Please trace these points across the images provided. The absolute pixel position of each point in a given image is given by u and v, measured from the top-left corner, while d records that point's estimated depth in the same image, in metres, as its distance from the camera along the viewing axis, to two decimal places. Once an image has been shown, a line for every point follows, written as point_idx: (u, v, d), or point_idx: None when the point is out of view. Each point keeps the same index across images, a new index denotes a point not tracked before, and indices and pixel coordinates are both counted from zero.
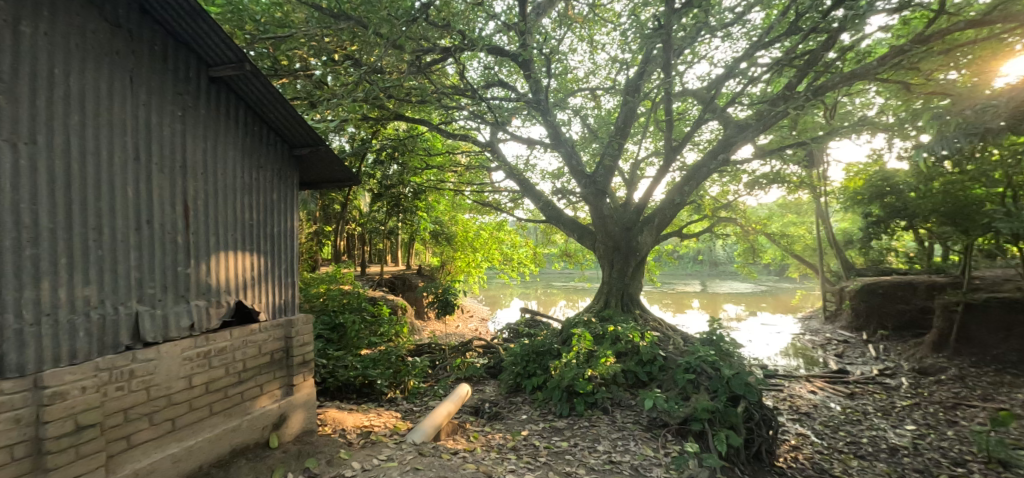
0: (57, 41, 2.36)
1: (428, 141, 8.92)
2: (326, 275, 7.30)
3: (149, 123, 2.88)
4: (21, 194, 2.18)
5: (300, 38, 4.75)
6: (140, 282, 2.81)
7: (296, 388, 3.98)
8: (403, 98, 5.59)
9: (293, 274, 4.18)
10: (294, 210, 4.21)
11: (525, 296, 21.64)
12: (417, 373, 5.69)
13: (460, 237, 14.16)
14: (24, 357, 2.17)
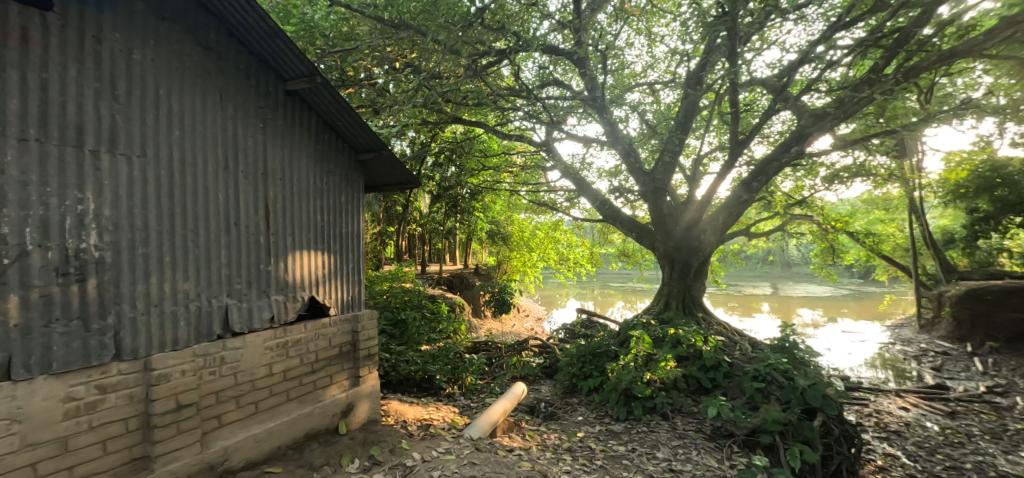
0: (161, 66, 2.72)
1: (485, 143, 9.11)
2: (389, 273, 7.62)
3: (236, 135, 3.20)
4: (133, 200, 2.55)
5: (365, 49, 5.04)
6: (229, 278, 3.13)
7: (362, 380, 4.21)
8: (461, 102, 5.72)
9: (361, 272, 4.43)
10: (362, 211, 4.46)
11: (579, 296, 21.44)
12: (474, 369, 5.79)
13: (516, 236, 14.62)
14: (137, 342, 2.55)
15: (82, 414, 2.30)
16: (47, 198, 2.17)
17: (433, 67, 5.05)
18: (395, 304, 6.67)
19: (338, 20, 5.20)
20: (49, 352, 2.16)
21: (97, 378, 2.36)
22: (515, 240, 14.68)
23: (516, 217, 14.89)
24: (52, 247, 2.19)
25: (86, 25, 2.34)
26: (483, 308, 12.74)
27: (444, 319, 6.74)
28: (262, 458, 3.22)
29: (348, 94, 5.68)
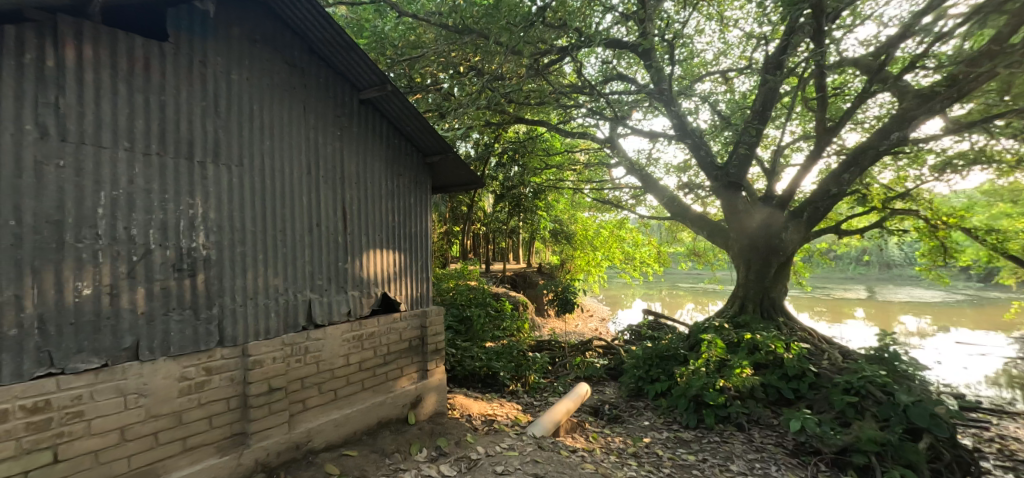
0: (254, 84, 3.04)
1: (547, 142, 9.08)
2: (455, 272, 8.17)
3: (317, 143, 3.47)
4: (232, 205, 2.88)
5: (431, 56, 5.26)
6: (312, 274, 3.40)
7: (430, 373, 4.38)
8: (523, 101, 5.75)
9: (429, 270, 4.61)
10: (430, 211, 4.63)
11: (645, 296, 20.76)
12: (537, 368, 5.90)
13: (579, 236, 14.60)
14: (236, 331, 2.89)
15: (193, 392, 2.65)
16: (165, 204, 2.55)
17: (496, 68, 5.16)
18: (461, 301, 6.88)
19: (407, 30, 5.47)
20: (167, 337, 2.53)
21: (204, 361, 2.71)
22: (578, 238, 14.65)
23: (579, 216, 14.83)
24: (170, 246, 2.56)
25: (193, 52, 2.70)
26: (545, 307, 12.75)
27: (508, 317, 6.88)
28: (341, 441, 3.46)
29: (416, 100, 5.96)
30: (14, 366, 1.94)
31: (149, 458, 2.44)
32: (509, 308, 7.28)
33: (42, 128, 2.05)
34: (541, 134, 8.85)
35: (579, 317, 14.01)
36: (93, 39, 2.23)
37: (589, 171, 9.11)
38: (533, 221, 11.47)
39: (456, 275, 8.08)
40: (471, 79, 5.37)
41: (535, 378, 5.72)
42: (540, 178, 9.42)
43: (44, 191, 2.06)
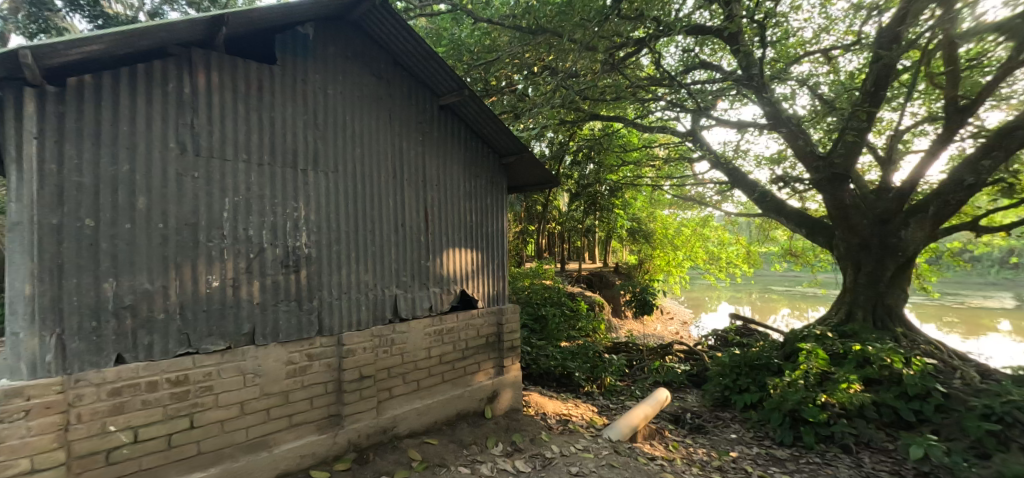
0: (347, 97, 3.32)
1: (624, 137, 8.80)
2: (530, 270, 8.33)
3: (402, 148, 3.69)
4: (329, 208, 3.17)
5: (506, 58, 5.38)
6: (398, 272, 3.62)
7: (506, 370, 4.46)
8: (598, 98, 5.62)
9: (505, 269, 4.69)
10: (506, 211, 4.71)
11: (733, 300, 19.37)
12: (613, 370, 5.77)
13: (658, 234, 13.98)
14: (333, 322, 3.17)
15: (297, 375, 2.97)
16: (275, 208, 2.89)
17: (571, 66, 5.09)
18: (537, 299, 7.23)
19: (482, 34, 5.68)
20: (277, 325, 2.87)
21: (307, 348, 3.02)
22: (658, 237, 13.99)
23: (659, 214, 14.20)
24: (279, 245, 2.90)
25: (296, 73, 3.02)
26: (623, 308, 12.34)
27: (583, 317, 7.05)
28: (423, 429, 3.65)
29: (492, 103, 6.15)
30: (162, 344, 2.40)
31: (262, 431, 2.79)
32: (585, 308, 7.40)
33: (181, 145, 2.50)
34: (621, 130, 8.73)
35: (658, 320, 13.42)
36: (218, 67, 2.64)
37: (669, 166, 8.63)
38: (608, 218, 11.41)
39: (531, 274, 8.25)
40: (545, 79, 5.34)
41: (612, 380, 5.57)
42: (618, 175, 9.29)
43: (183, 197, 2.50)
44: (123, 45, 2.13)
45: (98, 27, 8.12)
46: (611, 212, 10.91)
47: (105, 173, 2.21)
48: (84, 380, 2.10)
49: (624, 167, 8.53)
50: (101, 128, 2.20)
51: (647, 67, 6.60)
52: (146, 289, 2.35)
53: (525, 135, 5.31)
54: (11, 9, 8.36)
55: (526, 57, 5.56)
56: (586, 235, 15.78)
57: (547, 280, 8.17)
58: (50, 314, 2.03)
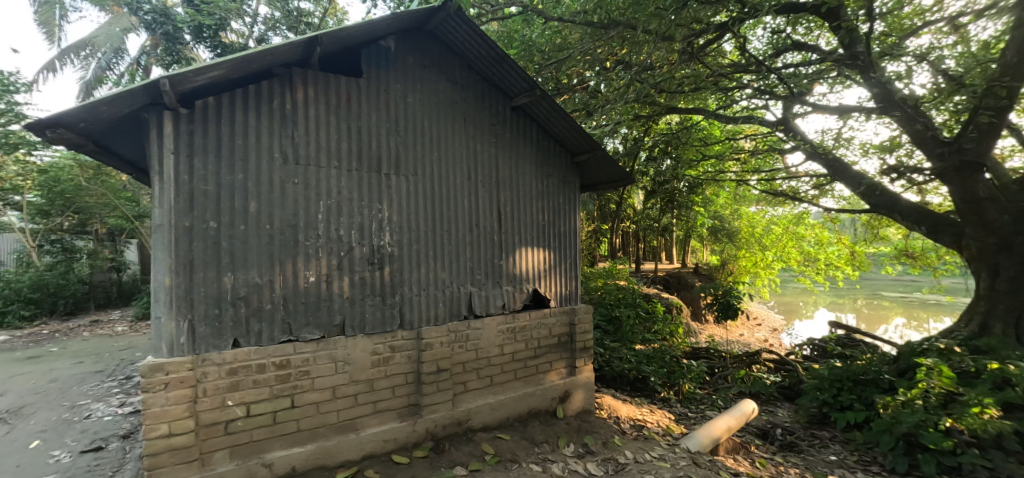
0: (426, 103, 3.50)
1: (705, 130, 8.28)
2: (604, 270, 8.25)
3: (476, 151, 3.81)
4: (410, 209, 3.36)
5: (578, 56, 5.34)
6: (473, 270, 3.74)
7: (578, 370, 4.42)
8: (676, 89, 5.43)
9: (577, 268, 4.65)
10: (578, 210, 4.65)
11: (833, 305, 17.43)
12: (693, 377, 5.46)
13: (743, 233, 13.35)
14: (413, 317, 3.35)
15: (381, 365, 3.17)
16: (363, 210, 3.13)
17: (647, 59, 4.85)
18: (611, 299, 7.13)
19: (553, 33, 5.68)
20: (364, 318, 3.09)
21: (389, 340, 3.21)
22: (743, 237, 13.34)
23: (745, 211, 13.45)
24: (366, 244, 3.12)
25: (380, 84, 3.24)
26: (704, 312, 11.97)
27: (660, 320, 6.83)
28: (496, 424, 3.74)
29: (564, 101, 6.15)
30: (269, 332, 2.72)
31: (351, 414, 3.03)
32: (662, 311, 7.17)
33: (284, 154, 2.81)
34: (703, 123, 8.29)
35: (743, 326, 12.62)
36: (313, 82, 2.93)
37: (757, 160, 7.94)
38: (685, 214, 11.26)
39: (605, 274, 8.20)
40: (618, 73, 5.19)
41: (691, 387, 5.28)
42: (698, 171, 8.83)
43: (286, 201, 2.81)
44: (236, 68, 2.43)
45: (220, 55, 9.35)
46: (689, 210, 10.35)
47: (224, 181, 2.58)
48: (209, 360, 2.49)
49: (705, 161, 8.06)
50: (221, 143, 2.58)
51: (732, 53, 6.27)
52: (256, 283, 2.68)
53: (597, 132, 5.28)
54: (157, 47, 9.97)
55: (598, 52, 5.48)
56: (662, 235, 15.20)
57: (620, 280, 8.17)
58: (183, 301, 2.42)
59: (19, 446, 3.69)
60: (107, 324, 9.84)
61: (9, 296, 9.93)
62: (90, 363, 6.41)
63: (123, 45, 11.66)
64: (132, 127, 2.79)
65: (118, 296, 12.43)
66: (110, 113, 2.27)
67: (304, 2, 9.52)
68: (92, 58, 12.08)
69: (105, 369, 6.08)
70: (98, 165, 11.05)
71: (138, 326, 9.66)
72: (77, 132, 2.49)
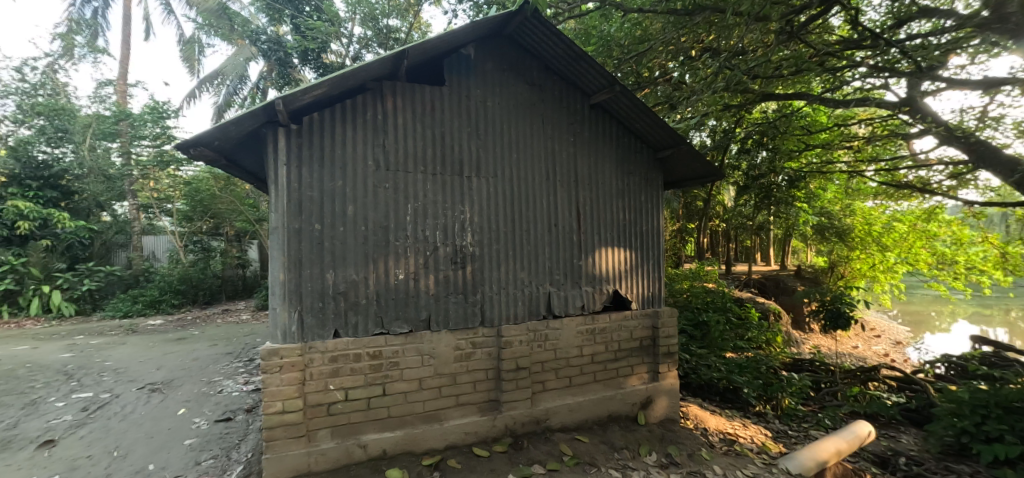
0: (504, 107, 3.56)
1: (809, 117, 7.45)
2: (690, 273, 8.09)
3: (554, 150, 3.80)
4: (490, 210, 3.45)
5: (660, 47, 5.23)
6: (552, 270, 3.73)
7: (662, 376, 4.21)
8: (773, 75, 5.07)
9: (662, 269, 4.42)
10: (662, 208, 4.42)
11: (978, 317, 14.69)
12: (794, 392, 4.95)
13: (860, 233, 11.71)
14: (493, 315, 3.42)
15: (464, 360, 3.29)
16: (446, 212, 3.28)
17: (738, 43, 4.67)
18: (698, 303, 6.90)
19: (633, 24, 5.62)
20: (448, 314, 3.23)
21: (471, 337, 3.31)
22: (858, 236, 11.78)
23: (859, 205, 11.70)
24: (449, 245, 3.27)
25: (461, 90, 3.37)
26: (807, 321, 11.16)
27: (754, 327, 6.31)
28: (574, 425, 3.70)
29: (644, 95, 6.18)
30: (364, 325, 2.96)
31: (435, 405, 3.19)
32: (757, 316, 6.84)
33: (376, 161, 3.04)
34: (807, 110, 7.52)
35: (855, 338, 11.37)
36: (401, 93, 3.13)
37: (874, 147, 7.05)
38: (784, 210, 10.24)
39: (692, 275, 8.00)
40: (705, 62, 5.10)
41: (792, 402, 4.80)
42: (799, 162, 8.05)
43: (378, 204, 3.04)
44: (335, 85, 2.68)
45: (323, 73, 10.56)
46: (790, 206, 9.37)
47: (327, 187, 2.86)
48: (314, 347, 2.79)
49: (809, 151, 7.33)
50: (324, 153, 2.87)
51: (841, 28, 5.62)
52: (353, 279, 2.93)
53: (683, 125, 5.32)
54: (272, 71, 11.41)
55: (681, 41, 5.30)
56: (756, 233, 14.01)
57: (708, 283, 7.96)
58: (294, 295, 2.74)
59: (171, 412, 4.42)
60: (235, 313, 11.46)
61: (164, 286, 11.97)
62: (223, 346, 7.51)
63: (245, 72, 13.51)
64: (254, 144, 3.22)
65: (243, 289, 14.10)
66: (237, 132, 2.64)
67: (393, 20, 10.26)
68: (222, 85, 14.18)
69: (234, 352, 7.09)
70: (228, 176, 12.93)
71: (257, 315, 11.13)
72: (214, 149, 2.93)
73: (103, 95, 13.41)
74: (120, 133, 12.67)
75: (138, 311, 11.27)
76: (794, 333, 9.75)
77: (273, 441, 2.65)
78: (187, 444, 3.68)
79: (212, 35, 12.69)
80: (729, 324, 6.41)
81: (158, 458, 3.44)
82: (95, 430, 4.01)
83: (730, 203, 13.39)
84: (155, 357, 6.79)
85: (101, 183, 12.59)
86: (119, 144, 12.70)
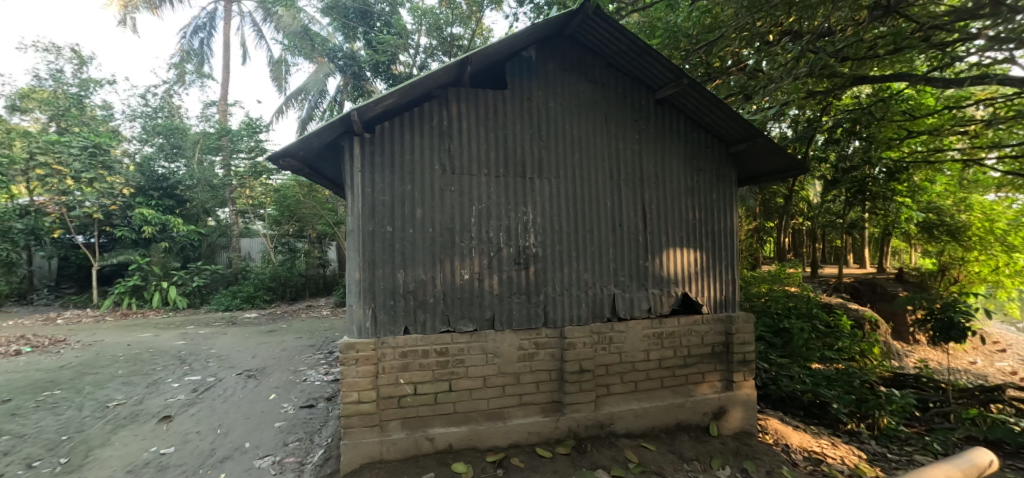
0: (565, 107, 3.55)
1: (914, 100, 6.67)
2: (769, 275, 7.99)
3: (618, 149, 3.71)
4: (552, 210, 3.45)
5: (732, 34, 5.06)
6: (616, 271, 3.63)
7: (737, 385, 3.95)
8: (866, 55, 4.68)
9: (736, 271, 4.14)
10: (737, 206, 4.14)
11: None
12: (895, 410, 4.40)
13: (977, 228, 10.23)
14: (556, 316, 3.40)
15: (527, 359, 3.31)
16: (509, 213, 3.32)
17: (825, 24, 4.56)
18: (779, 308, 6.56)
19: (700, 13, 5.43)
20: (511, 314, 3.27)
21: (534, 337, 3.33)
22: (977, 235, 10.27)
23: (977, 199, 10.36)
24: (512, 246, 3.32)
25: (523, 92, 3.40)
26: (910, 331, 9.88)
27: (845, 336, 5.83)
28: (640, 432, 3.59)
29: (715, 87, 5.94)
30: (432, 322, 3.09)
31: (499, 404, 3.24)
32: (849, 325, 6.25)
33: (442, 166, 3.17)
34: (909, 92, 6.75)
35: (972, 352, 9.88)
36: (465, 99, 3.23)
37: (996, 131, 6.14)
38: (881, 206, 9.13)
39: (771, 278, 7.84)
40: (784, 47, 4.87)
41: (892, 421, 4.24)
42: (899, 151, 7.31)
43: (445, 206, 3.15)
44: (404, 94, 2.82)
45: (392, 84, 11.19)
46: (889, 201, 8.36)
47: (397, 191, 3.04)
48: (386, 343, 2.96)
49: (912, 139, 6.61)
50: (394, 160, 3.04)
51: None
52: (421, 279, 3.07)
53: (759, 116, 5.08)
54: (346, 85, 12.20)
55: (757, 27, 5.13)
56: (849, 231, 12.66)
57: (790, 286, 7.76)
58: (369, 293, 2.94)
59: (264, 397, 4.92)
60: (317, 309, 12.49)
61: (257, 283, 13.32)
62: (307, 339, 8.23)
63: (324, 87, 14.67)
64: (333, 153, 3.49)
65: (324, 287, 15.30)
66: (319, 142, 2.89)
67: (456, 27, 10.63)
68: (305, 100, 15.56)
69: (316, 344, 7.74)
70: (310, 184, 14.06)
71: (336, 311, 12.05)
72: (299, 160, 3.23)
73: (209, 114, 15.24)
74: (222, 147, 14.30)
75: (237, 305, 12.71)
76: (894, 344, 8.71)
77: (350, 429, 2.87)
78: (277, 426, 4.07)
79: (296, 56, 13.94)
80: (815, 333, 5.91)
81: (253, 437, 3.84)
82: (203, 408, 4.57)
83: (817, 199, 12.45)
84: (251, 346, 7.60)
85: (206, 192, 14.14)
86: (221, 158, 14.27)
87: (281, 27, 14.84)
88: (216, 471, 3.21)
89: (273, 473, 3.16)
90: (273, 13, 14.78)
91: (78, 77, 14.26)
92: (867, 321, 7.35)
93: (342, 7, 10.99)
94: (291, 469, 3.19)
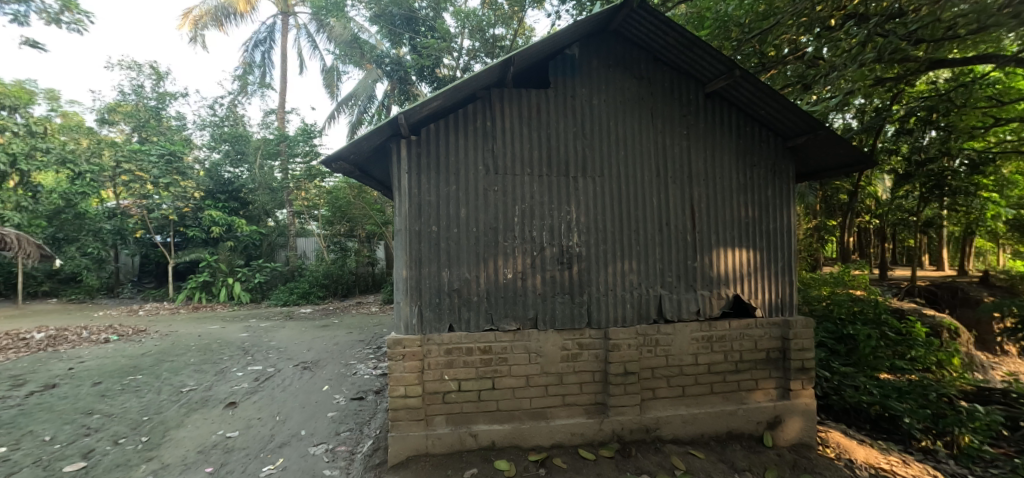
0: (609, 104, 3.49)
1: (1003, 83, 5.98)
2: (831, 278, 7.51)
3: (665, 145, 3.60)
4: (595, 210, 3.40)
5: (788, 21, 4.85)
6: (662, 272, 3.52)
7: (794, 394, 3.72)
8: (945, 36, 4.26)
9: (795, 272, 3.90)
10: (796, 203, 3.89)
11: None
12: (979, 428, 3.85)
13: None
14: (599, 316, 3.35)
15: (570, 360, 3.29)
16: (551, 213, 3.31)
17: (892, 5, 4.26)
18: (842, 313, 6.13)
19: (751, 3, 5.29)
20: (555, 314, 3.26)
21: (578, 338, 3.30)
22: None
23: None
24: (556, 245, 3.30)
25: (566, 91, 3.39)
26: (997, 341, 8.90)
27: (921, 345, 5.28)
28: (688, 438, 3.47)
29: (771, 77, 5.67)
30: (475, 320, 3.14)
31: (542, 403, 3.24)
32: (925, 332, 5.57)
33: (485, 166, 3.21)
34: (995, 75, 6.09)
35: None
36: (509, 99, 3.26)
37: None
38: (963, 202, 8.29)
39: (833, 281, 7.37)
40: (847, 31, 4.51)
41: (974, 439, 3.74)
42: (982, 141, 6.72)
43: (489, 206, 3.20)
44: (449, 97, 2.89)
45: (437, 87, 11.46)
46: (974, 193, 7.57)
47: (442, 192, 3.12)
48: (431, 339, 3.05)
49: (1001, 127, 5.99)
50: (439, 161, 3.13)
51: None
52: (466, 277, 3.13)
53: (819, 107, 4.76)
54: (392, 91, 12.63)
55: (817, 11, 4.88)
56: (925, 230, 11.57)
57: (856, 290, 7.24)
58: (415, 290, 3.05)
59: (317, 388, 5.21)
60: (366, 305, 13.04)
61: (313, 280, 14.04)
62: (358, 334, 8.66)
63: (372, 93, 15.30)
64: (382, 155, 3.62)
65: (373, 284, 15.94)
66: (368, 146, 3.02)
67: (499, 29, 10.72)
68: (355, 106, 16.36)
69: (366, 339, 8.08)
70: (360, 185, 14.63)
71: (384, 308, 12.51)
72: (350, 163, 3.39)
73: (268, 122, 16.28)
74: (280, 152, 15.13)
75: (293, 301, 13.59)
76: (980, 355, 7.90)
77: (397, 422, 2.99)
78: (330, 416, 4.29)
79: (347, 64, 14.65)
80: (883, 340, 5.44)
81: (308, 425, 4.07)
82: (264, 397, 4.91)
83: (886, 195, 11.49)
84: (308, 340, 8.07)
85: (267, 194, 15.24)
86: (280, 162, 15.15)
87: (332, 37, 15.65)
88: (276, 455, 3.44)
89: (326, 460, 3.33)
90: (325, 25, 15.57)
91: (156, 91, 15.70)
92: (945, 329, 6.71)
93: (389, 15, 11.44)
94: (343, 458, 3.35)
